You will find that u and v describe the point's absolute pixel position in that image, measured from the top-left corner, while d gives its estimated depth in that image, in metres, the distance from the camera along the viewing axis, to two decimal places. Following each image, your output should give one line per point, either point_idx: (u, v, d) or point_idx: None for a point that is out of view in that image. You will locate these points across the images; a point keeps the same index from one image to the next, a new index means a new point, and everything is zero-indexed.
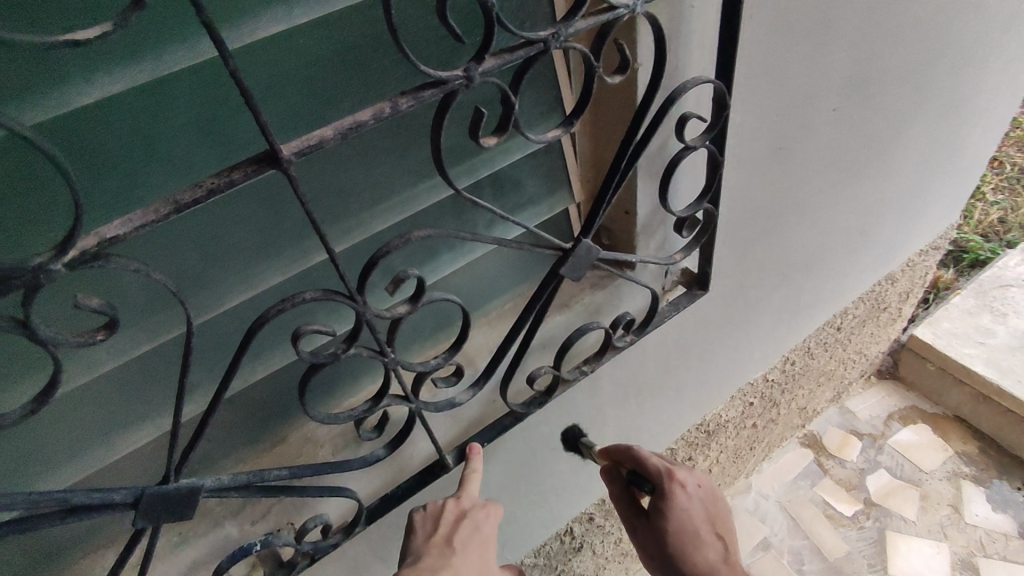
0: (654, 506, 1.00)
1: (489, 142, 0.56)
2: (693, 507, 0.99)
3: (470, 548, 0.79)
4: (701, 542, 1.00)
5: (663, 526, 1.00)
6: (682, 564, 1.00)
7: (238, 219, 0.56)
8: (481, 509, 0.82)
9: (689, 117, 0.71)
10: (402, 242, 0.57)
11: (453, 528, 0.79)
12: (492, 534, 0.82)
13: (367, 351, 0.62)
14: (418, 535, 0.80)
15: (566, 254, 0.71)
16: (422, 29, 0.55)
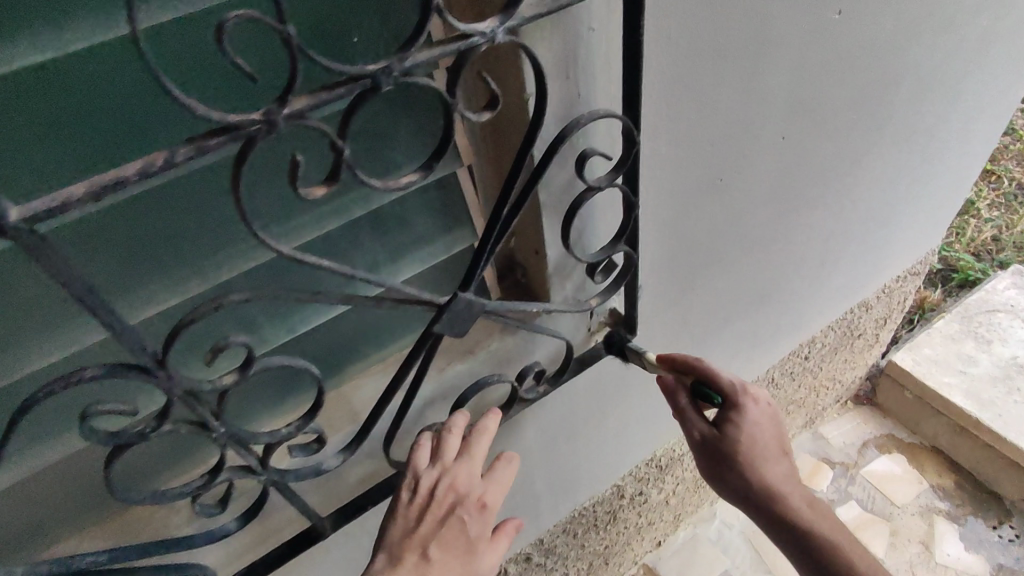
0: (724, 422, 0.87)
1: (314, 195, 0.46)
2: (766, 423, 0.88)
3: (450, 550, 0.71)
4: (771, 455, 0.89)
5: (734, 443, 0.87)
6: (752, 478, 0.89)
7: (29, 275, 0.51)
8: (475, 503, 0.74)
9: (590, 154, 0.62)
10: (212, 309, 0.47)
11: (439, 525, 0.71)
12: (483, 531, 0.74)
13: (187, 427, 0.53)
14: (400, 522, 0.73)
15: (441, 309, 0.62)
16: (196, 48, 0.44)
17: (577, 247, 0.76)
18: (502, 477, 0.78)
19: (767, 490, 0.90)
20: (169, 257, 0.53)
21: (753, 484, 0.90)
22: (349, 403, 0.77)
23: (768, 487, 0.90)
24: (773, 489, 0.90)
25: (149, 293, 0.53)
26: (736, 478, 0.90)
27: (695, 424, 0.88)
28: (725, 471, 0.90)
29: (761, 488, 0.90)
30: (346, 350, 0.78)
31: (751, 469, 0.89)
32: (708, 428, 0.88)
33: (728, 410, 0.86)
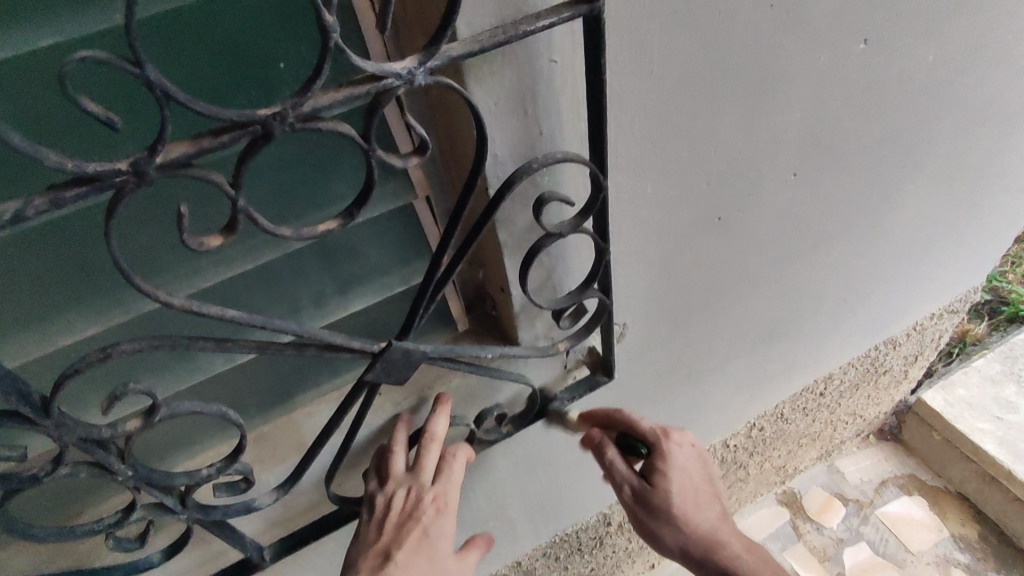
0: (653, 472, 0.83)
1: (206, 245, 0.41)
2: (694, 471, 0.84)
3: (416, 556, 0.68)
4: (703, 502, 0.85)
5: (666, 495, 0.83)
6: (686, 529, 0.84)
7: None
8: (432, 505, 0.70)
9: (548, 199, 0.56)
10: (97, 360, 0.43)
11: (397, 534, 0.68)
12: (448, 528, 0.70)
13: (87, 470, 0.51)
14: (364, 537, 0.71)
15: (375, 357, 0.57)
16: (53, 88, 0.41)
17: (546, 289, 0.70)
18: (459, 468, 0.73)
19: (705, 540, 0.86)
20: (63, 291, 0.51)
21: (688, 535, 0.85)
22: (297, 430, 0.73)
23: (705, 538, 0.85)
24: (708, 537, 0.85)
25: (19, 340, 0.51)
26: (670, 531, 0.86)
27: (622, 477, 0.83)
28: (656, 525, 0.86)
29: (697, 539, 0.85)
30: (299, 377, 0.74)
31: (684, 519, 0.84)
32: (636, 481, 0.83)
33: (656, 460, 0.82)
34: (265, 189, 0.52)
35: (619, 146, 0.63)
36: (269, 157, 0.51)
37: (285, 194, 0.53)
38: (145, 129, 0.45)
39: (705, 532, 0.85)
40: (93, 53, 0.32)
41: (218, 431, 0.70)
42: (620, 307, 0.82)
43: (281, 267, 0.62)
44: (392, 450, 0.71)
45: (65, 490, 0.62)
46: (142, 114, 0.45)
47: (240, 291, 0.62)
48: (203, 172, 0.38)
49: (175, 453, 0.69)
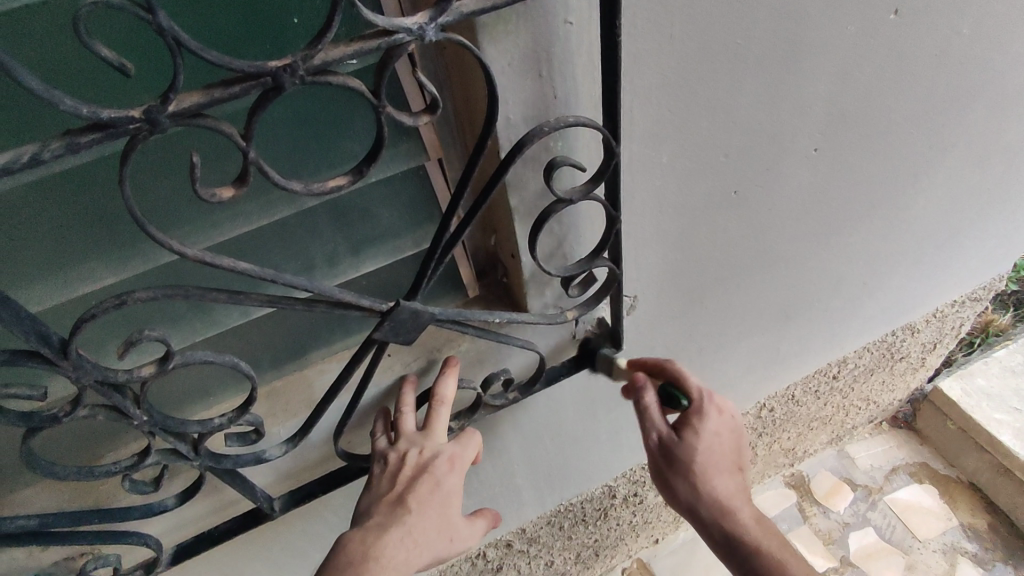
0: (685, 426, 0.80)
1: (218, 197, 0.42)
2: (727, 435, 0.81)
3: (428, 506, 0.68)
4: (726, 467, 0.83)
5: (691, 449, 0.80)
6: (703, 487, 0.82)
7: None
8: (446, 462, 0.70)
9: (560, 164, 0.55)
10: (112, 305, 0.45)
11: (410, 484, 0.69)
12: (458, 487, 0.71)
13: (105, 414, 0.53)
14: (374, 490, 0.70)
15: (383, 317, 0.58)
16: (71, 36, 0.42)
17: (556, 257, 0.70)
18: (472, 441, 0.74)
19: (719, 506, 0.82)
20: (85, 238, 0.53)
21: (705, 493, 0.82)
22: (309, 386, 0.75)
23: (720, 502, 0.82)
24: (723, 504, 0.82)
25: (40, 288, 0.53)
26: (686, 488, 0.83)
27: (653, 424, 0.81)
28: (674, 477, 0.83)
29: (714, 502, 0.82)
30: (312, 335, 0.76)
31: (703, 476, 0.81)
32: (667, 429, 0.81)
33: (692, 414, 0.80)
34: (282, 146, 0.54)
35: (636, 113, 0.62)
36: (284, 111, 0.52)
37: (298, 147, 0.55)
38: (160, 77, 0.46)
39: (722, 498, 0.82)
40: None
41: (233, 382, 0.72)
42: (631, 279, 0.82)
43: (295, 225, 0.63)
44: (403, 409, 0.72)
45: (83, 432, 0.64)
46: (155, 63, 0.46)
47: (256, 247, 0.63)
48: (215, 123, 0.38)
49: (192, 400, 0.71)
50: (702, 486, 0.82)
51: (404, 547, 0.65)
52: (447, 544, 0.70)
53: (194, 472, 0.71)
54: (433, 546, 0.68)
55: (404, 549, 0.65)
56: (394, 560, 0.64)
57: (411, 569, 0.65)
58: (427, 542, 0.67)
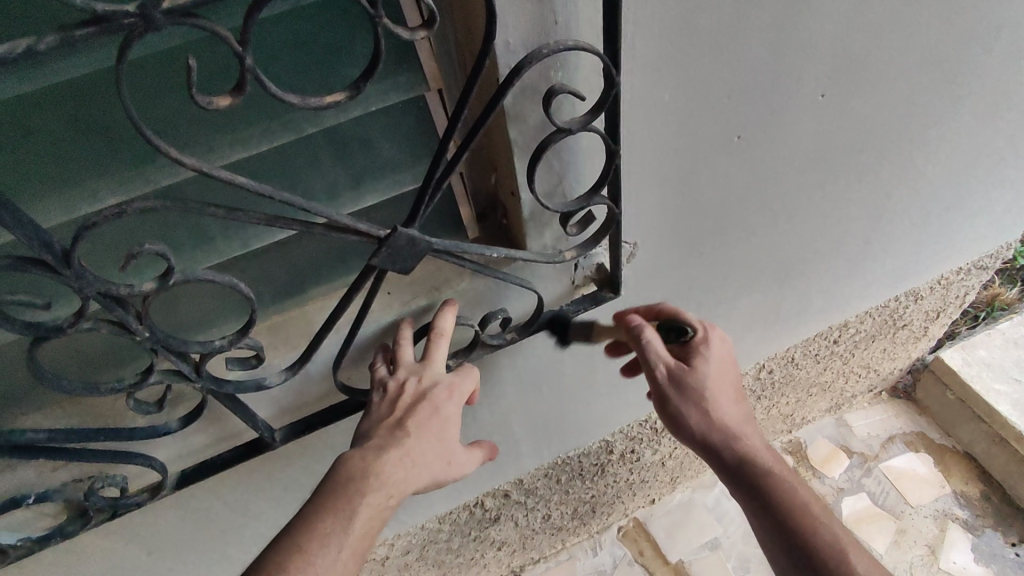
0: (691, 357, 0.83)
1: (215, 104, 0.42)
2: (730, 362, 0.85)
3: (426, 430, 0.71)
4: (732, 394, 0.84)
5: (701, 375, 0.82)
6: (714, 415, 0.82)
7: None
8: (444, 390, 0.73)
9: (559, 92, 0.55)
10: (114, 214, 0.46)
11: (410, 410, 0.71)
12: (455, 414, 0.74)
13: (108, 327, 0.54)
14: (374, 414, 0.72)
15: (380, 243, 0.59)
16: None
17: (556, 195, 0.70)
18: (470, 374, 0.76)
19: (730, 430, 0.83)
20: (85, 154, 0.53)
21: (714, 421, 0.82)
22: (310, 320, 0.76)
23: (729, 429, 0.83)
24: (733, 428, 0.83)
25: (44, 204, 0.53)
26: (697, 415, 0.82)
27: (659, 358, 0.81)
28: (683, 408, 0.82)
29: (724, 430, 0.82)
30: (313, 271, 0.76)
31: (713, 403, 0.82)
32: (674, 360, 0.82)
33: (695, 344, 0.84)
34: (285, 67, 0.54)
35: (638, 45, 0.62)
36: (283, 31, 0.52)
37: (297, 70, 0.54)
38: None
39: (733, 423, 0.83)
40: None
41: (233, 313, 0.73)
42: (630, 223, 0.82)
43: (295, 153, 0.64)
44: (402, 342, 0.73)
45: (95, 350, 0.67)
46: None
47: (257, 175, 0.63)
48: (208, 24, 0.38)
49: (196, 327, 0.72)
50: (712, 414, 0.82)
51: (403, 466, 0.69)
52: (443, 469, 0.74)
53: (198, 396, 0.73)
54: (432, 468, 0.72)
55: (403, 468, 0.69)
56: (393, 477, 0.68)
57: (410, 488, 0.69)
58: (425, 463, 0.71)
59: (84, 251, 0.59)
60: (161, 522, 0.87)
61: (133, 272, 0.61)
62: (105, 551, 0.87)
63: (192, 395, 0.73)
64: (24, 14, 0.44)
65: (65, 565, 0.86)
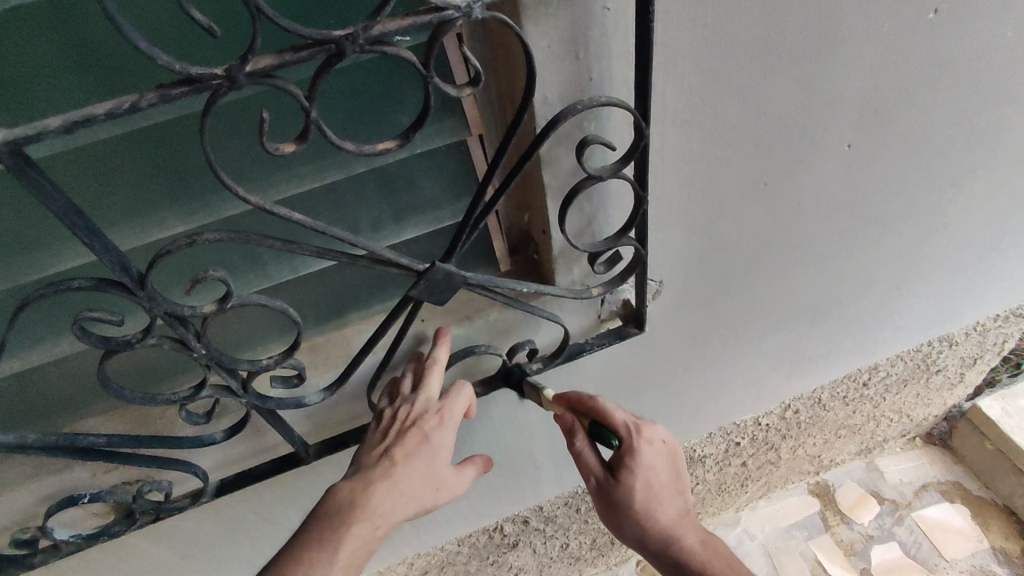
0: (620, 468, 0.82)
1: (282, 151, 0.47)
2: (661, 464, 0.83)
3: (415, 457, 0.72)
4: (668, 494, 0.85)
5: (629, 488, 0.83)
6: (647, 523, 0.84)
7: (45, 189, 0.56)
8: (434, 416, 0.75)
9: (592, 142, 0.59)
10: (184, 244, 0.51)
11: (399, 438, 0.74)
12: (447, 441, 0.75)
13: (170, 344, 0.59)
14: (368, 445, 0.76)
15: (418, 276, 0.63)
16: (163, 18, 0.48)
17: (585, 234, 0.74)
18: (461, 395, 0.78)
19: (665, 532, 0.85)
20: (160, 188, 0.59)
21: (649, 529, 0.85)
22: (347, 343, 0.81)
23: (666, 531, 0.85)
24: (669, 530, 0.85)
25: (120, 230, 0.59)
26: (633, 522, 0.85)
27: (589, 467, 0.84)
28: (619, 515, 0.85)
29: (659, 534, 0.86)
30: (353, 296, 0.81)
31: (647, 512, 0.84)
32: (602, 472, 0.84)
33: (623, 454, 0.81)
34: (341, 115, 0.59)
35: (667, 98, 0.65)
36: (340, 85, 0.57)
37: (352, 118, 0.59)
38: (233, 55, 0.51)
39: (668, 524, 0.85)
40: None
41: (279, 332, 0.79)
42: (656, 262, 0.85)
43: (345, 189, 0.69)
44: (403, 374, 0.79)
45: (154, 363, 0.73)
46: (228, 44, 0.51)
47: (308, 208, 0.69)
48: (283, 83, 0.43)
49: (245, 346, 0.78)
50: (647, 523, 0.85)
51: (390, 496, 0.70)
52: (433, 496, 0.74)
53: (241, 410, 0.79)
54: (421, 495, 0.72)
55: (391, 498, 0.70)
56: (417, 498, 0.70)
57: (397, 518, 0.70)
58: (412, 490, 0.71)
59: (157, 278, 0.65)
60: (197, 527, 0.91)
61: (199, 294, 0.68)
62: (142, 553, 0.92)
63: (237, 408, 0.78)
64: (115, 69, 0.50)
65: (107, 564, 0.91)
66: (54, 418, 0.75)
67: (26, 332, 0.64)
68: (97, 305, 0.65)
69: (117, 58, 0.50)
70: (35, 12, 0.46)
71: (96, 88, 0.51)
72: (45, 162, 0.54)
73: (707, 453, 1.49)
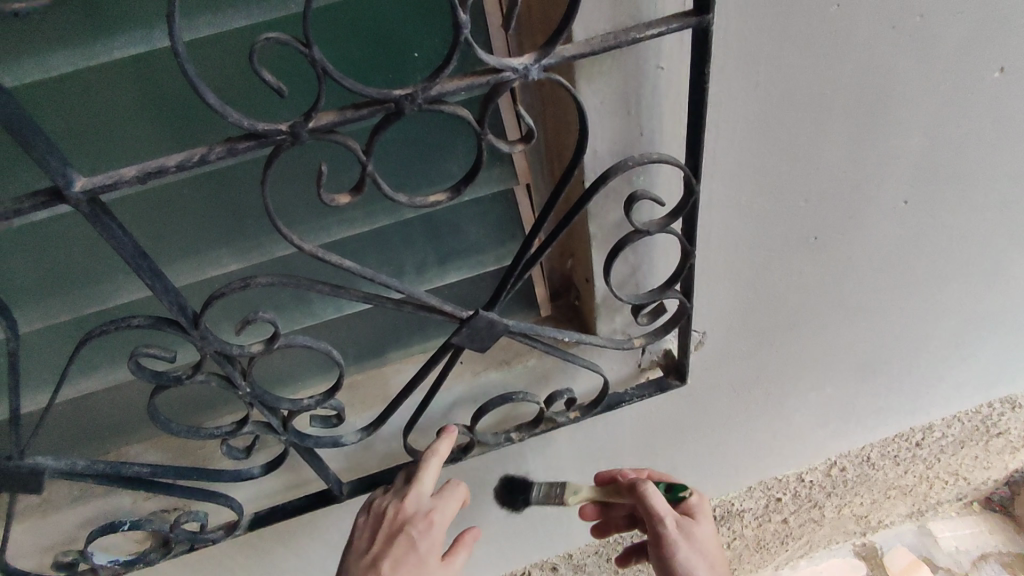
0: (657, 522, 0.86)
1: (337, 203, 0.47)
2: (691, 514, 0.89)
3: (403, 565, 0.74)
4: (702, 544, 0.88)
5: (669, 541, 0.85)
6: None
7: None
8: (424, 520, 0.76)
9: (640, 197, 0.58)
10: (240, 286, 0.52)
11: (388, 543, 0.75)
12: (435, 544, 0.76)
13: (217, 380, 0.60)
14: (358, 544, 0.78)
15: (462, 323, 0.63)
16: (234, 75, 0.50)
17: (629, 285, 0.73)
18: (453, 497, 0.79)
19: None
20: (218, 229, 0.61)
21: None
22: (386, 382, 0.81)
23: None
24: None
25: (179, 268, 0.61)
26: None
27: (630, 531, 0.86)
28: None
29: None
30: (393, 335, 0.82)
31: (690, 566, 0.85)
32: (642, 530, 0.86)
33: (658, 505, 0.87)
34: (394, 164, 0.61)
35: (718, 154, 0.65)
36: (396, 134, 0.59)
37: (404, 168, 0.61)
38: (296, 109, 0.54)
39: None
40: (277, 34, 0.38)
41: (321, 370, 0.80)
42: (700, 313, 0.83)
43: (392, 232, 0.70)
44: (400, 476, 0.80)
45: (201, 396, 0.76)
46: (294, 98, 0.53)
47: (357, 250, 0.70)
48: (343, 139, 0.44)
49: (291, 383, 0.80)
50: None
51: None
52: None
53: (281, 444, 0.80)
54: None
55: None
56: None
57: None
58: None
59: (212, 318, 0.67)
60: (227, 557, 0.91)
61: (248, 331, 0.70)
62: None
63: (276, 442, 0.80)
64: (187, 120, 0.53)
65: None
66: (103, 443, 0.78)
67: (86, 361, 0.66)
68: (154, 340, 0.68)
69: (191, 109, 0.52)
70: (119, 67, 0.49)
71: (169, 134, 0.53)
72: (114, 203, 0.57)
73: (746, 508, 1.44)
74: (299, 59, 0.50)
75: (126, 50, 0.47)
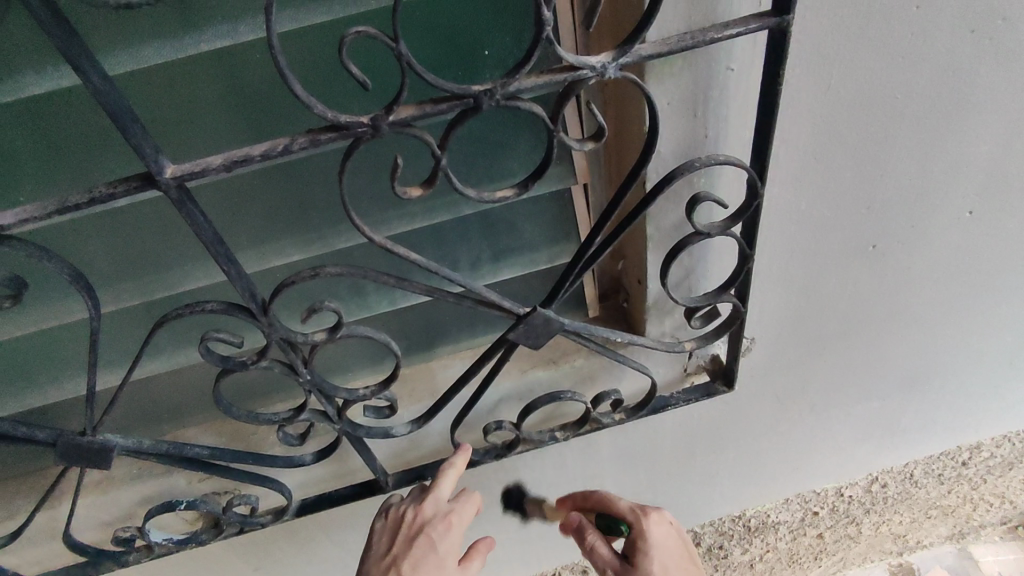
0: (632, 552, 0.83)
1: (410, 195, 0.48)
2: (673, 543, 0.84)
3: (422, 565, 0.74)
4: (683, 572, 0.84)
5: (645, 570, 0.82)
6: None
7: None
8: (443, 521, 0.77)
9: (704, 199, 0.58)
10: (311, 274, 0.53)
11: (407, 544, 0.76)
12: (453, 546, 0.77)
13: (279, 367, 0.62)
14: (377, 547, 0.79)
15: (519, 319, 0.63)
16: (317, 68, 0.52)
17: (682, 287, 0.73)
18: (470, 502, 0.80)
19: None
20: (286, 219, 0.63)
21: None
22: (435, 375, 0.83)
23: None
24: None
25: (248, 255, 0.63)
26: None
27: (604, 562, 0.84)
28: None
29: None
30: (443, 329, 0.83)
31: None
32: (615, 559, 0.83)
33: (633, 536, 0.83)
34: (460, 159, 0.62)
35: (781, 159, 0.64)
36: (464, 132, 0.60)
37: (470, 163, 0.62)
38: (372, 103, 0.55)
39: None
40: (367, 29, 0.39)
41: (376, 361, 0.82)
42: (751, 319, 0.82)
43: (450, 228, 0.71)
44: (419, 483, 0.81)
45: (262, 381, 0.79)
46: (373, 91, 0.54)
47: (414, 244, 0.71)
48: (420, 132, 0.45)
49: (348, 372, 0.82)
50: None
51: None
52: None
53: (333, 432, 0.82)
54: None
55: None
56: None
57: None
58: None
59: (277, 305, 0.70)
60: (271, 541, 0.93)
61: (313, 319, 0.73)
62: (218, 561, 0.95)
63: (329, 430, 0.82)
64: (265, 112, 0.54)
65: (188, 570, 0.95)
66: (162, 424, 0.80)
67: (153, 343, 0.69)
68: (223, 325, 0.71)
69: (270, 101, 0.54)
70: (207, 59, 0.50)
71: (248, 125, 0.55)
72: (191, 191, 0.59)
73: (782, 520, 1.39)
74: (386, 53, 0.52)
75: (212, 44, 0.48)
